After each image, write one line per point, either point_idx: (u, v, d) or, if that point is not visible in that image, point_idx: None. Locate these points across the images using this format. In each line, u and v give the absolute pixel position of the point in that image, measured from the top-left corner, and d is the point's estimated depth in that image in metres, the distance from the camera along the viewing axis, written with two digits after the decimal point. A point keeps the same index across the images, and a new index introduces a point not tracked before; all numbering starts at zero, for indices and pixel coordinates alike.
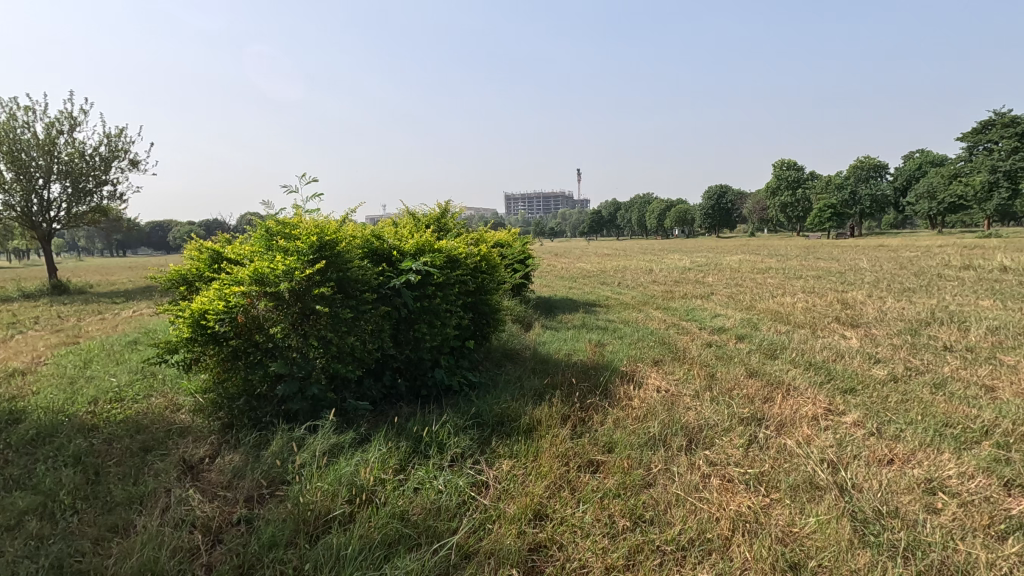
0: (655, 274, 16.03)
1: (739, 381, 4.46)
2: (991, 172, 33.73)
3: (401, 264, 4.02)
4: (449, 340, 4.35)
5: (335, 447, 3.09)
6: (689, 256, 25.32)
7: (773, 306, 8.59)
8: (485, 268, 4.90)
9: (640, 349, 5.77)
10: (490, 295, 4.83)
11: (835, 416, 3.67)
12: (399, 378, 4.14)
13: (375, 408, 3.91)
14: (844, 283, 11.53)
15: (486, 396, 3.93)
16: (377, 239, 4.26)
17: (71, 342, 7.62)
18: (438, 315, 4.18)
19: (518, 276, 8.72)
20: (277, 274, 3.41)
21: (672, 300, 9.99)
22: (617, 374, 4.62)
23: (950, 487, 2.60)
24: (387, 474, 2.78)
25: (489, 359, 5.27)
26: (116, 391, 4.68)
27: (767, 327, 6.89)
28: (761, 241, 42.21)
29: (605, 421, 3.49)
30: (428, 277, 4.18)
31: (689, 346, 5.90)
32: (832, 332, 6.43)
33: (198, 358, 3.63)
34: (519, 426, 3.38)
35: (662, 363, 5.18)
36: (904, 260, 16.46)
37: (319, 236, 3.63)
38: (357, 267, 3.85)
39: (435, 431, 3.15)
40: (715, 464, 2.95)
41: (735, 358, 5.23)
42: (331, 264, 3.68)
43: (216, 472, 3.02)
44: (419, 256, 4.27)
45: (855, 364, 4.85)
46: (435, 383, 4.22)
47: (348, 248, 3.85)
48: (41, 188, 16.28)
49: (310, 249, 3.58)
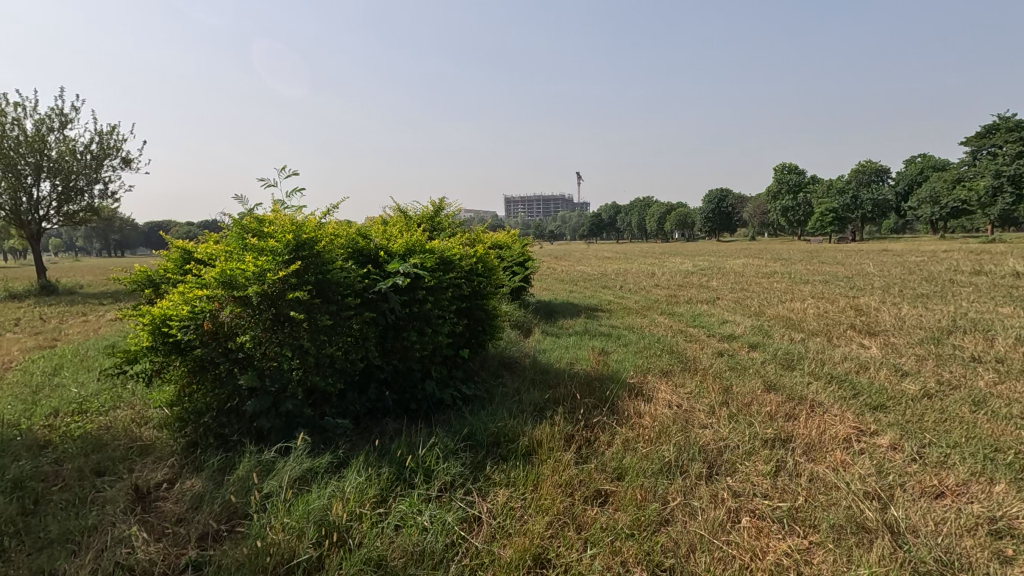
0: (657, 278, 15.65)
1: (756, 396, 4.10)
2: (996, 177, 33.21)
3: (388, 265, 3.65)
4: (441, 348, 3.99)
5: (308, 473, 2.73)
6: (694, 259, 24.99)
7: (783, 312, 8.23)
8: (481, 270, 4.53)
9: (647, 358, 5.40)
10: (487, 299, 4.46)
11: (869, 438, 3.30)
12: (385, 391, 3.79)
13: (358, 425, 3.55)
14: (854, 288, 11.13)
15: (481, 413, 3.57)
16: (363, 239, 3.89)
17: (46, 347, 7.22)
18: (429, 321, 3.82)
19: (517, 279, 8.35)
20: (247, 276, 3.05)
21: (677, 305, 9.60)
22: (624, 387, 4.26)
23: (1019, 529, 2.23)
24: (365, 507, 2.42)
25: (485, 368, 4.90)
26: (80, 402, 4.30)
27: (779, 335, 6.53)
28: (763, 245, 41.97)
29: (614, 443, 3.13)
30: (419, 280, 3.81)
31: (699, 355, 5.53)
32: (850, 340, 6.07)
33: (161, 369, 3.26)
34: (518, 448, 3.01)
35: (671, 375, 4.80)
36: (912, 265, 16.04)
37: (295, 234, 3.27)
38: (340, 268, 3.48)
39: (422, 455, 2.78)
40: (740, 497, 2.58)
41: (749, 369, 4.87)
42: (310, 265, 3.31)
43: (172, 502, 2.66)
44: (408, 257, 3.90)
45: (881, 377, 4.49)
46: (426, 397, 3.86)
47: (330, 247, 3.49)
48: (31, 185, 15.91)
49: (286, 249, 3.21)
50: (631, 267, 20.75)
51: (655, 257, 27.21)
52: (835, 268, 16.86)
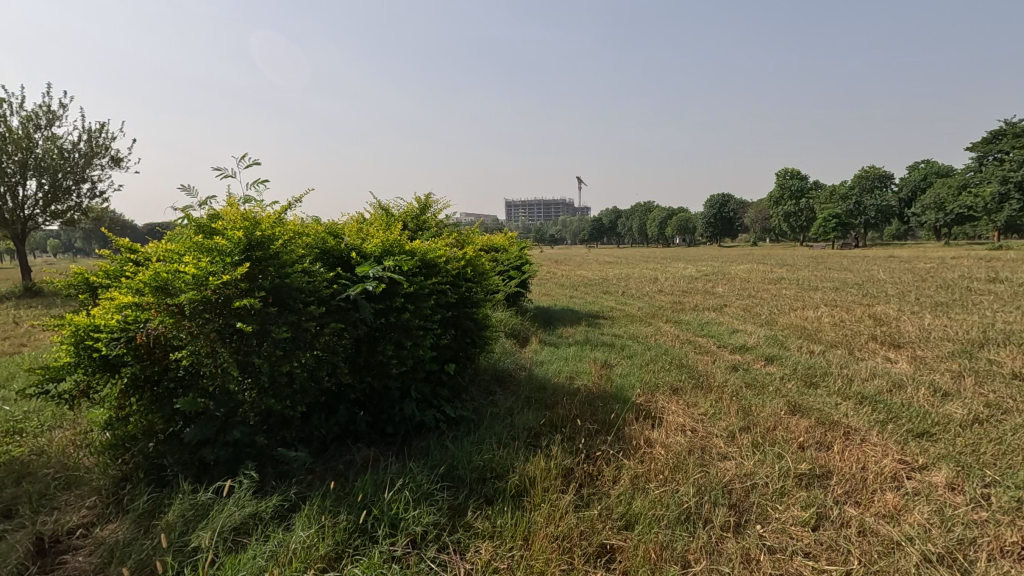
0: (660, 283, 15.20)
1: (780, 420, 3.62)
2: (1003, 184, 32.56)
3: (358, 267, 3.17)
4: (422, 363, 3.51)
5: (251, 521, 2.25)
6: (697, 264, 24.51)
7: (796, 321, 7.73)
8: (470, 275, 4.04)
9: (654, 372, 4.92)
10: (476, 308, 3.97)
11: (920, 475, 2.82)
12: (358, 413, 3.31)
13: (321, 454, 3.07)
14: (869, 295, 10.61)
15: (467, 440, 3.09)
16: (333, 239, 3.42)
17: (9, 353, 6.71)
18: (408, 333, 3.34)
19: (513, 284, 7.88)
20: (185, 281, 2.57)
21: (683, 313, 9.11)
22: (630, 409, 3.76)
23: None
24: (312, 570, 1.94)
25: (475, 384, 4.40)
26: (14, 419, 3.75)
27: (795, 346, 6.03)
28: (767, 249, 41.44)
29: (621, 482, 2.64)
30: (395, 286, 3.32)
31: (711, 369, 5.04)
32: (874, 354, 5.57)
33: (88, 389, 2.77)
34: (506, 487, 2.54)
35: (681, 393, 4.31)
36: (924, 272, 15.42)
37: (247, 231, 2.80)
38: (302, 271, 3.00)
39: (389, 499, 2.30)
40: (777, 557, 2.09)
41: (769, 387, 4.37)
42: (265, 267, 2.84)
43: (80, 558, 2.17)
44: (384, 259, 3.42)
45: (918, 398, 4.00)
46: (404, 419, 3.38)
47: (290, 247, 3.01)
48: (18, 184, 15.42)
49: (237, 249, 2.74)
50: (634, 271, 21.08)
51: (659, 262, 26.71)
52: (843, 274, 16.35)
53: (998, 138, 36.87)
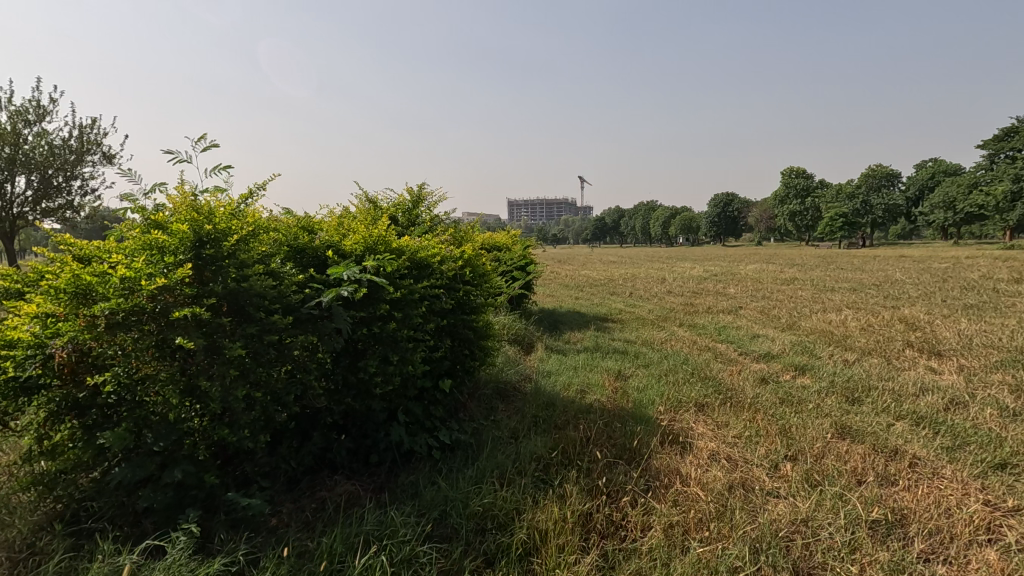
0: (668, 283, 14.70)
1: (830, 446, 3.12)
2: (1015, 182, 31.91)
3: (330, 269, 2.60)
4: (412, 379, 3.01)
5: None
6: (705, 264, 23.91)
7: (820, 325, 7.22)
8: (469, 276, 3.54)
9: (675, 384, 4.41)
10: (475, 315, 3.47)
11: (1017, 521, 2.32)
12: (335, 440, 2.82)
13: (288, 492, 2.58)
14: (892, 297, 10.07)
15: (465, 475, 2.60)
16: (307, 235, 2.91)
17: None
18: (394, 346, 2.84)
19: (516, 285, 7.37)
20: (112, 285, 2.07)
21: (697, 316, 8.60)
22: (653, 432, 3.27)
23: None
24: None
25: (475, 400, 3.91)
26: None
27: (826, 354, 5.52)
28: (773, 250, 40.84)
29: (655, 533, 2.16)
30: (379, 290, 2.82)
31: (738, 381, 4.53)
32: (916, 365, 5.05)
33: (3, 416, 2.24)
34: (513, 543, 2.05)
35: (709, 412, 3.78)
36: (942, 272, 14.86)
37: (195, 224, 2.31)
38: (264, 271, 2.50)
39: (363, 566, 1.81)
40: None
41: (808, 404, 3.86)
42: (217, 268, 2.34)
43: None
44: (366, 257, 2.91)
45: (982, 418, 3.49)
46: (389, 446, 2.89)
47: (251, 243, 2.51)
48: (6, 181, 14.82)
49: (181, 245, 2.26)
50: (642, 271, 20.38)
51: (666, 262, 26.15)
52: (858, 275, 15.77)
53: (1010, 135, 36.15)
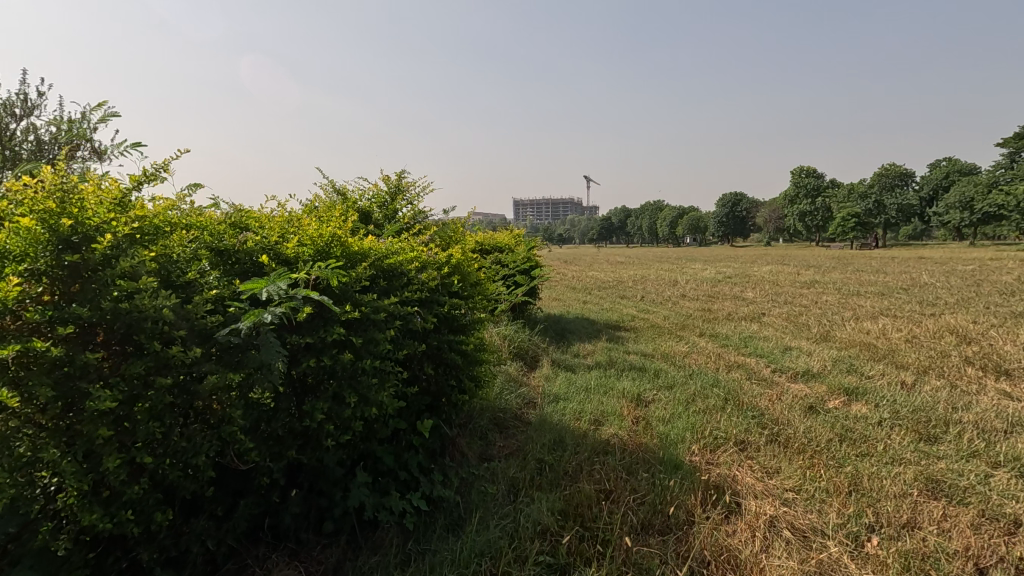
0: (680, 286, 13.99)
1: (924, 511, 2.39)
2: None
3: (249, 281, 1.89)
4: (381, 423, 2.31)
5: None
6: (715, 265, 23.33)
7: (859, 336, 6.46)
8: (455, 284, 2.83)
9: (707, 414, 3.69)
10: (463, 335, 2.76)
11: None
12: (274, 505, 2.12)
13: None
14: (927, 302, 9.31)
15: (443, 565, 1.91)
16: (237, 234, 2.21)
17: None
18: (354, 382, 2.14)
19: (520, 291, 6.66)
20: None
21: (717, 323, 7.86)
22: (691, 487, 2.55)
23: None
24: None
25: (467, 433, 3.21)
26: None
27: (876, 373, 4.78)
28: (782, 251, 40.17)
29: None
30: (331, 309, 2.12)
31: (781, 410, 3.79)
32: (987, 388, 4.30)
33: None
34: None
35: (754, 454, 3.07)
36: (970, 275, 14.12)
37: (55, 218, 1.61)
38: (163, 286, 1.81)
39: None
40: None
41: (876, 445, 3.12)
42: (85, 278, 1.64)
43: None
44: (315, 263, 2.21)
45: None
46: (347, 512, 2.20)
47: (144, 245, 1.81)
48: None
49: (33, 246, 1.57)
50: (650, 272, 20.07)
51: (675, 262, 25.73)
52: (882, 276, 14.94)
53: None
